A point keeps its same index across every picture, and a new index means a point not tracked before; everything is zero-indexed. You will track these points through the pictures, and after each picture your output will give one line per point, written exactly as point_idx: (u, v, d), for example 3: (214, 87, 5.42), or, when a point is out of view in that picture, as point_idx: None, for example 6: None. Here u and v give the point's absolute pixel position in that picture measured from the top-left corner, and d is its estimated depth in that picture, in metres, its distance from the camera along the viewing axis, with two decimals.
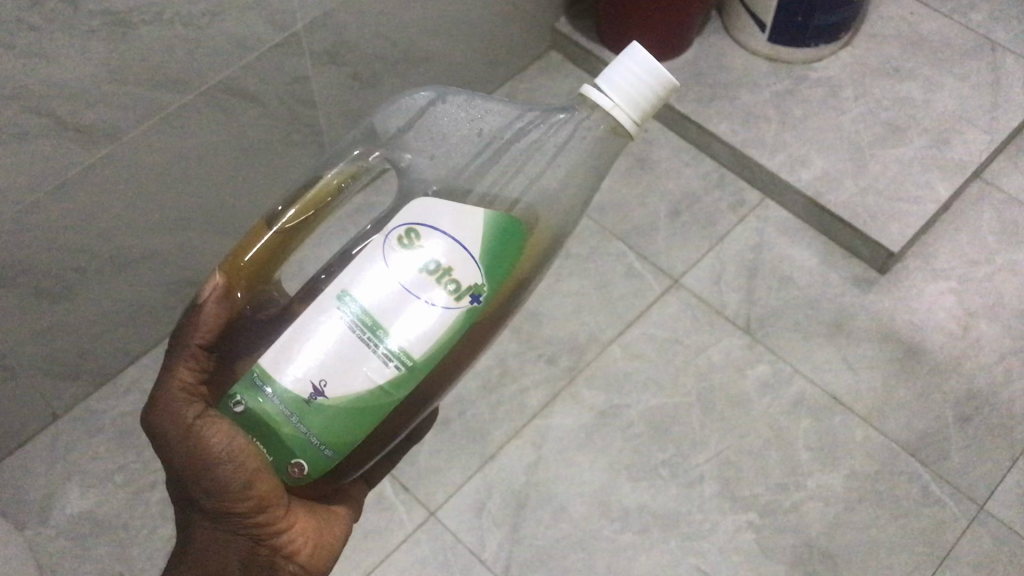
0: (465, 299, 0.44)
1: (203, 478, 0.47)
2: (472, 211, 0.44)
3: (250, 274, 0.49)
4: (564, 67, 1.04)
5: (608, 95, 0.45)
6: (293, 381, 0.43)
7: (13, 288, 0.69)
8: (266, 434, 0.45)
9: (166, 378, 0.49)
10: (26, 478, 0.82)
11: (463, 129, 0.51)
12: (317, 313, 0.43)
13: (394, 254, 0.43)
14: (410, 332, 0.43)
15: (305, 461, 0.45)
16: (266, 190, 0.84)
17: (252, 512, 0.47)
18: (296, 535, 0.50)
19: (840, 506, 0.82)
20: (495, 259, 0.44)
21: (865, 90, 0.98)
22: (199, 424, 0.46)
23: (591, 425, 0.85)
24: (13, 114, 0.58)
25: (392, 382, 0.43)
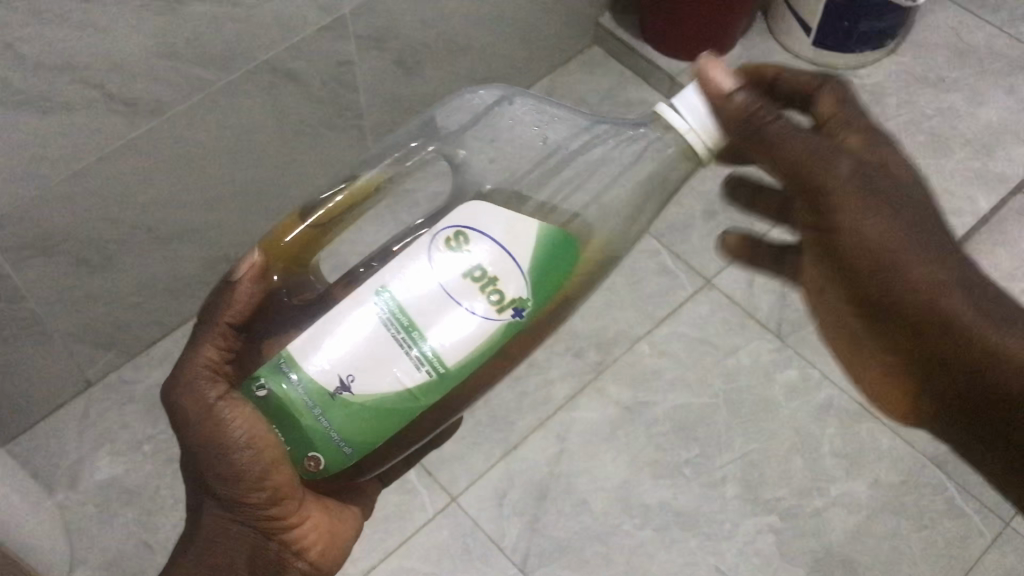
0: (507, 312, 0.44)
1: (221, 463, 0.49)
2: (525, 222, 0.44)
3: (287, 257, 0.50)
4: (606, 62, 1.04)
5: (685, 118, 0.48)
6: (321, 373, 0.43)
7: (54, 255, 0.70)
8: (286, 421, 0.45)
9: (191, 354, 0.50)
10: (57, 443, 0.84)
11: (528, 136, 0.54)
12: (355, 304, 0.43)
13: (440, 255, 0.43)
14: (445, 338, 0.43)
15: (321, 455, 0.45)
16: (305, 171, 0.85)
17: (266, 504, 0.50)
18: (307, 529, 0.53)
19: (862, 515, 0.82)
20: (542, 274, 0.44)
21: (909, 98, 0.98)
22: (221, 405, 0.49)
23: (616, 420, 0.85)
24: (64, 83, 0.59)
25: (420, 387, 0.44)
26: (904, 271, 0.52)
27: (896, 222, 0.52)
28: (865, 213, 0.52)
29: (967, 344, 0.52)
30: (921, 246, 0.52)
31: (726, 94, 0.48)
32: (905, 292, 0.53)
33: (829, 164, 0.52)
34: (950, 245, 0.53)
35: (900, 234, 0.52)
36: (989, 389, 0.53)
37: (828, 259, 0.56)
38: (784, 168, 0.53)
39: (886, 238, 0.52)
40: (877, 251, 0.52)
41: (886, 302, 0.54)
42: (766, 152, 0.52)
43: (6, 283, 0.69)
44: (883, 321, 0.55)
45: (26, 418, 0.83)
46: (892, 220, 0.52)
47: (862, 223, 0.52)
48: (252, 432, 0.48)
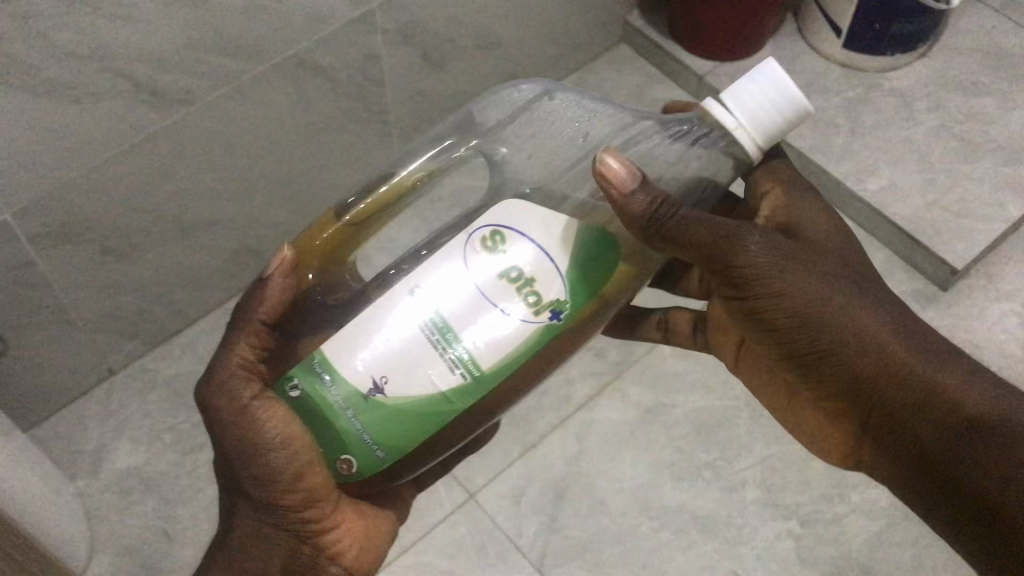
0: (544, 314, 0.45)
1: (256, 463, 0.50)
2: (562, 223, 0.45)
3: (323, 255, 0.52)
4: (634, 61, 1.04)
5: (734, 115, 0.49)
6: (355, 375, 0.45)
7: (81, 243, 0.71)
8: (320, 423, 0.46)
9: (224, 353, 0.51)
10: (79, 430, 0.84)
11: (566, 129, 0.53)
12: (390, 304, 0.45)
13: (476, 256, 0.45)
14: (478, 341, 0.45)
15: (355, 458, 0.46)
16: (331, 164, 0.85)
17: (301, 504, 0.52)
18: (341, 531, 0.54)
19: (883, 522, 0.81)
20: (580, 276, 0.46)
21: (940, 102, 0.96)
22: (256, 405, 0.49)
23: (636, 421, 0.85)
24: (92, 72, 0.59)
25: (454, 390, 0.45)
26: (842, 333, 0.51)
27: (826, 288, 0.52)
28: (793, 279, 0.51)
29: (905, 399, 0.51)
30: (856, 306, 0.52)
31: (626, 192, 0.48)
32: (844, 353, 0.52)
33: (747, 245, 0.51)
34: (878, 299, 0.53)
35: (828, 299, 0.51)
36: (949, 463, 0.50)
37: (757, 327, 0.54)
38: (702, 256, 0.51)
39: (817, 303, 0.51)
40: (807, 319, 0.52)
41: (825, 364, 0.53)
42: (678, 249, 0.50)
43: (33, 270, 0.69)
44: (823, 383, 0.54)
45: (48, 405, 0.84)
46: (816, 285, 0.52)
47: (792, 291, 0.51)
48: (286, 433, 0.49)
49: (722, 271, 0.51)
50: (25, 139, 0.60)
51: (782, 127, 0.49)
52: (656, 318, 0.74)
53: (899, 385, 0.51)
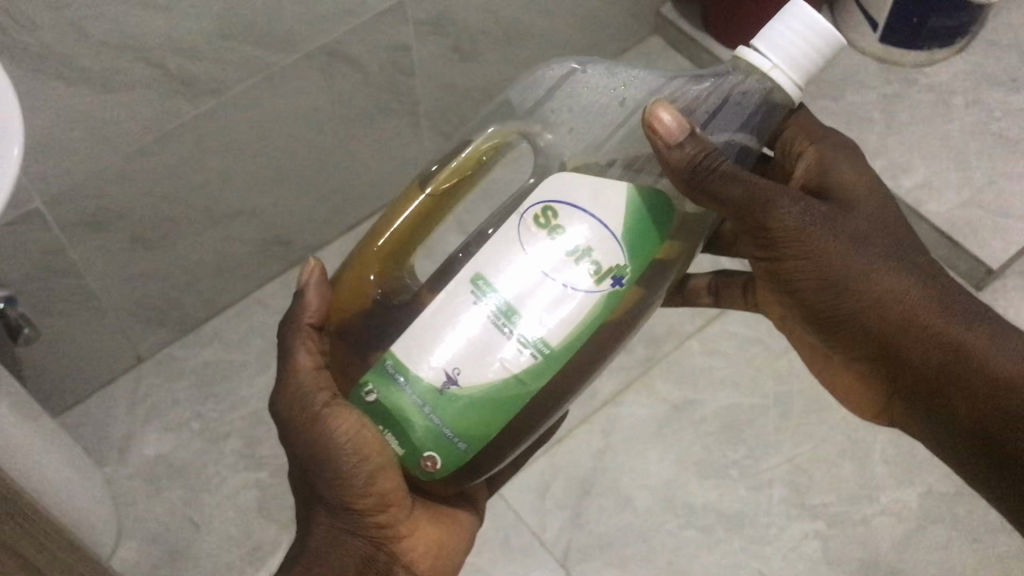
0: (607, 281, 0.43)
1: (329, 469, 0.49)
2: (612, 187, 0.43)
3: (382, 257, 0.49)
4: (666, 53, 1.03)
5: (766, 57, 0.44)
6: (425, 370, 0.43)
7: (112, 231, 0.71)
8: (395, 424, 0.44)
9: (289, 362, 0.50)
10: (108, 417, 0.85)
11: (602, 101, 0.49)
12: (450, 297, 0.43)
13: (530, 235, 0.43)
14: (545, 319, 0.43)
15: (438, 455, 0.44)
16: (360, 154, 0.85)
17: (375, 509, 0.50)
18: (416, 540, 0.52)
19: (912, 524, 0.80)
20: (637, 239, 0.43)
21: (979, 98, 0.95)
22: (327, 412, 0.47)
23: (663, 417, 0.84)
24: (125, 63, 0.59)
25: (527, 372, 0.43)
26: (876, 296, 0.49)
27: (858, 247, 0.49)
28: (826, 240, 0.48)
29: (936, 362, 0.49)
30: (894, 270, 0.49)
31: (672, 144, 0.45)
32: (876, 318, 0.49)
33: (777, 205, 0.47)
34: (912, 259, 0.50)
35: (862, 260, 0.49)
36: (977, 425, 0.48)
37: (782, 285, 0.52)
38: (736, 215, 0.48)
39: (854, 266, 0.49)
40: (841, 282, 0.49)
41: (856, 328, 0.50)
42: (713, 207, 0.47)
43: (65, 258, 0.70)
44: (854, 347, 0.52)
45: (78, 391, 0.84)
46: (846, 245, 0.49)
47: (823, 253, 0.48)
48: (357, 440, 0.47)
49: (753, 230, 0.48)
50: (57, 126, 0.60)
51: (822, 63, 0.44)
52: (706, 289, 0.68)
53: (931, 348, 0.49)
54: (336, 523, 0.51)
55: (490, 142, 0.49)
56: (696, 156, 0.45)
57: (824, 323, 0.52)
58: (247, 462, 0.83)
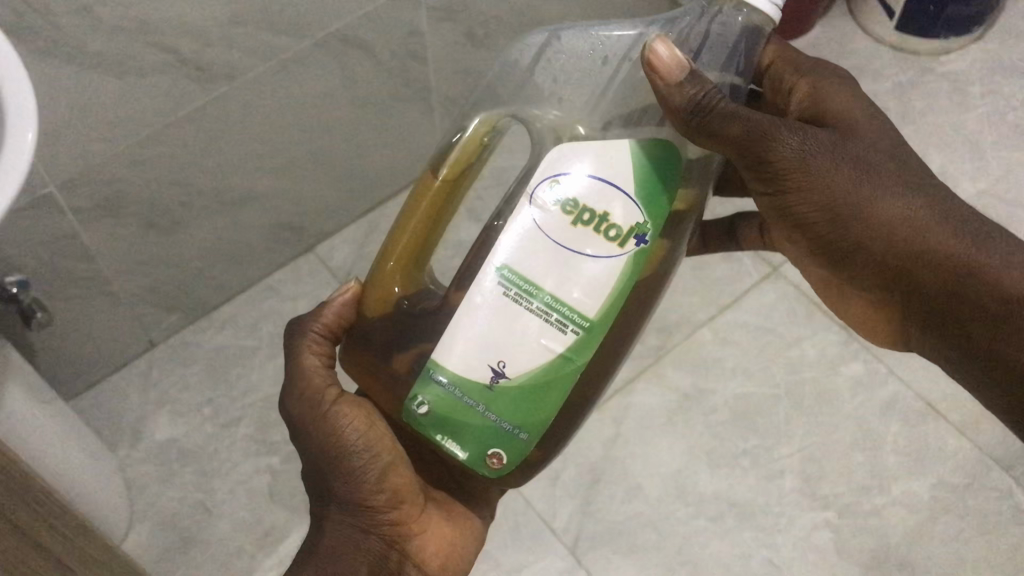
0: (630, 243, 0.44)
1: (338, 469, 0.50)
2: (613, 147, 0.43)
3: (404, 267, 0.49)
4: None
5: None
6: (474, 370, 0.45)
7: (124, 216, 0.71)
8: (452, 426, 0.46)
9: (297, 367, 0.51)
10: (119, 402, 0.85)
11: (588, 62, 0.47)
12: (480, 293, 0.44)
13: (548, 214, 0.43)
14: (580, 295, 0.44)
15: (503, 449, 0.47)
16: (371, 139, 0.85)
17: (386, 507, 0.50)
18: (428, 536, 0.53)
19: (922, 515, 0.80)
20: (652, 195, 0.43)
21: (994, 88, 0.94)
22: (335, 410, 0.49)
23: (674, 406, 0.84)
24: (138, 48, 0.59)
25: (572, 348, 0.45)
26: (881, 226, 0.47)
27: (861, 174, 0.47)
28: (830, 170, 0.46)
29: (947, 287, 0.47)
30: (898, 195, 0.47)
31: (671, 82, 0.43)
32: (882, 246, 0.47)
33: (776, 136, 0.45)
34: (917, 182, 0.48)
35: (866, 188, 0.47)
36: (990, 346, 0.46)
37: (793, 227, 0.50)
38: (736, 151, 0.45)
39: (859, 194, 0.47)
40: (847, 212, 0.47)
41: (864, 258, 0.49)
42: (709, 146, 0.45)
43: (78, 243, 0.70)
44: (861, 276, 0.50)
45: (89, 376, 0.84)
46: (847, 173, 0.47)
47: (826, 185, 0.46)
48: (367, 434, 0.49)
49: (752, 165, 0.46)
50: (71, 111, 0.60)
51: None
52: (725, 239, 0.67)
53: (940, 275, 0.47)
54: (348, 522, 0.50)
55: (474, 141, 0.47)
56: (694, 95, 0.43)
57: (834, 258, 0.50)
58: (258, 447, 0.84)
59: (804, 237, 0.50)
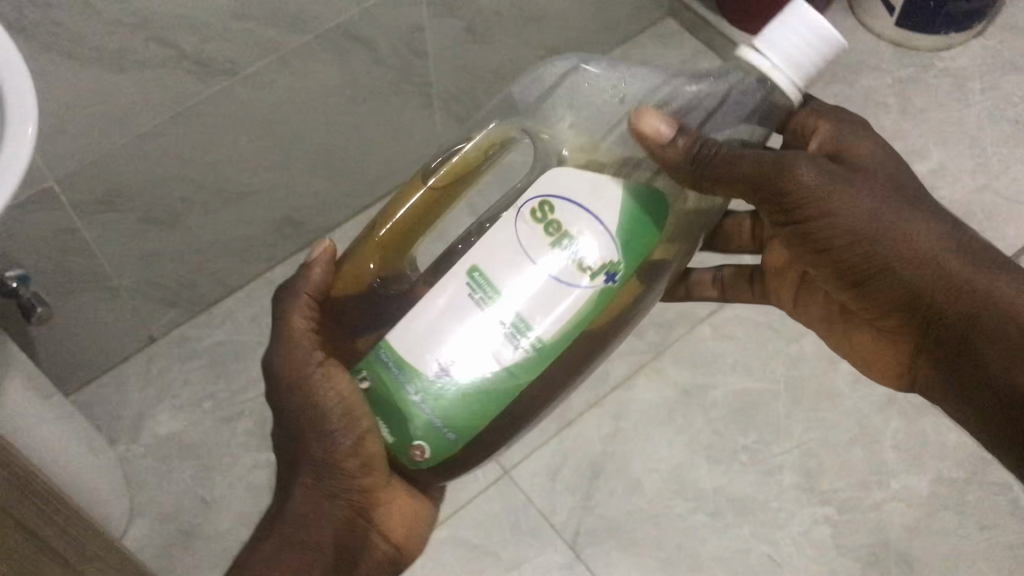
0: (600, 277, 0.43)
1: (316, 427, 0.49)
2: (609, 185, 0.43)
3: (383, 248, 0.49)
4: (680, 37, 1.02)
5: (766, 56, 0.44)
6: (420, 361, 0.44)
7: (125, 210, 0.71)
8: (388, 411, 0.45)
9: (284, 325, 0.50)
10: (119, 396, 0.85)
11: (604, 97, 0.48)
12: (446, 288, 0.43)
13: (527, 228, 0.43)
14: (538, 313, 0.43)
15: (427, 445, 0.45)
16: (371, 135, 0.85)
17: (358, 471, 0.50)
18: (392, 502, 0.53)
19: (921, 511, 0.80)
20: (632, 238, 0.43)
21: (994, 84, 0.94)
22: (320, 372, 0.48)
23: (673, 401, 0.85)
24: (139, 43, 0.59)
25: (518, 366, 0.43)
26: (901, 251, 0.47)
27: (881, 203, 0.47)
28: (845, 198, 0.47)
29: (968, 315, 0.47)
30: (917, 221, 0.47)
31: (664, 142, 0.45)
32: (905, 272, 0.47)
33: (792, 167, 0.46)
34: (937, 211, 0.48)
35: (885, 215, 0.47)
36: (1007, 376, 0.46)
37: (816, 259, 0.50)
38: (749, 186, 0.47)
39: (876, 221, 0.47)
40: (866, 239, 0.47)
41: (886, 285, 0.49)
42: (723, 187, 0.46)
43: (79, 238, 0.70)
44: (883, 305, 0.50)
45: (90, 371, 0.85)
46: (869, 202, 0.47)
47: (844, 211, 0.47)
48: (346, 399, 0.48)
49: (771, 200, 0.47)
50: (72, 106, 0.60)
51: (819, 64, 0.44)
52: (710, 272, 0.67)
53: (958, 300, 0.47)
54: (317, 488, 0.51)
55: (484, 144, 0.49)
56: (690, 144, 0.45)
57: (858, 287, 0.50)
58: (258, 442, 0.84)
59: (827, 267, 0.50)
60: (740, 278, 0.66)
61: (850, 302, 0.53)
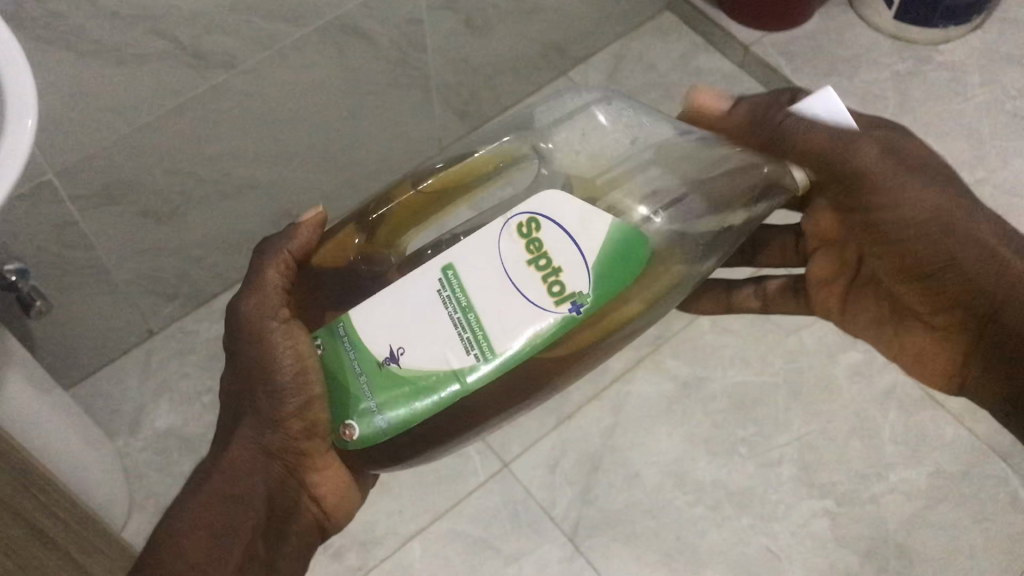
0: (566, 305, 0.45)
1: (265, 384, 0.48)
2: (598, 216, 0.45)
3: (373, 230, 0.51)
4: (679, 29, 1.02)
5: (785, 128, 0.48)
6: (374, 343, 0.45)
7: (124, 204, 0.71)
8: (332, 386, 0.47)
9: (256, 277, 0.49)
10: (118, 390, 0.85)
11: (613, 137, 0.51)
12: (419, 279, 0.45)
13: (510, 238, 0.45)
14: (497, 323, 0.45)
15: (357, 427, 0.46)
16: (369, 128, 0.85)
17: (300, 436, 0.48)
18: (328, 477, 0.51)
19: (920, 503, 0.80)
20: (608, 274, 0.45)
21: (992, 77, 0.95)
22: (280, 332, 0.48)
23: (671, 395, 0.85)
24: (138, 35, 0.59)
25: (464, 370, 0.45)
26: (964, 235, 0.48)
27: (948, 193, 0.49)
28: (909, 183, 0.48)
29: None
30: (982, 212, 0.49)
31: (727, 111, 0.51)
32: (966, 259, 0.49)
33: (859, 143, 0.47)
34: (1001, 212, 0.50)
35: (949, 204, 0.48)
36: None
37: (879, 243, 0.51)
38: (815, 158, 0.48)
39: (939, 207, 0.48)
40: (927, 222, 0.48)
41: (950, 275, 0.49)
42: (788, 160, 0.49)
43: (77, 231, 0.70)
44: (944, 297, 0.51)
45: (88, 365, 0.85)
46: (936, 191, 0.49)
47: (908, 193, 0.48)
48: (300, 362, 0.47)
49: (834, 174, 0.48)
50: (71, 98, 0.60)
51: None
52: (751, 290, 0.64)
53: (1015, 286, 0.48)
54: (256, 449, 0.49)
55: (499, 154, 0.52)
56: (750, 110, 0.50)
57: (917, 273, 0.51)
58: None
59: (891, 252, 0.51)
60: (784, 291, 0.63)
61: (911, 297, 0.53)
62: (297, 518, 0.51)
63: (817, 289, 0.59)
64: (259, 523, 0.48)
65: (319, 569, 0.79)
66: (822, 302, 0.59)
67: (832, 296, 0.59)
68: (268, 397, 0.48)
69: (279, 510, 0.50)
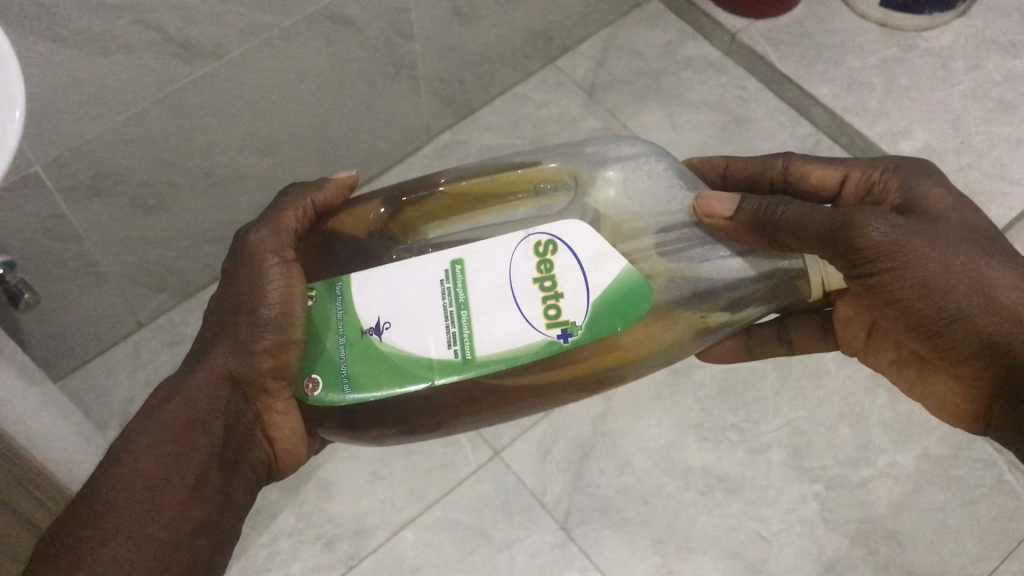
0: (556, 330, 0.46)
1: (247, 315, 0.48)
2: (612, 255, 0.46)
3: (403, 219, 0.51)
4: (665, 17, 1.02)
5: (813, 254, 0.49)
6: (364, 309, 0.47)
7: (111, 195, 0.71)
8: (314, 351, 0.47)
9: (275, 212, 0.51)
10: (108, 382, 0.85)
11: (659, 187, 0.50)
12: (429, 265, 0.47)
13: (524, 253, 0.46)
14: (486, 325, 0.46)
15: (321, 384, 0.47)
16: (356, 117, 0.85)
17: (268, 374, 0.48)
18: (285, 420, 0.50)
19: (908, 488, 0.81)
20: (605, 312, 0.46)
21: (977, 62, 0.95)
22: (275, 266, 0.48)
23: (661, 381, 0.85)
24: (125, 26, 0.59)
25: (440, 361, 0.46)
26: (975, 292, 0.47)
27: (953, 254, 0.47)
28: (915, 249, 0.47)
29: None
30: (991, 264, 0.48)
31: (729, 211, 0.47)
32: (980, 319, 0.47)
33: (866, 225, 0.46)
34: (1015, 257, 0.48)
35: (955, 263, 0.47)
36: None
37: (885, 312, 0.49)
38: (818, 246, 0.46)
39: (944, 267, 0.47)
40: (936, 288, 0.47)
41: (961, 334, 0.48)
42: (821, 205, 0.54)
43: (65, 224, 0.69)
44: (953, 357, 0.49)
45: (78, 357, 0.84)
46: (943, 251, 0.47)
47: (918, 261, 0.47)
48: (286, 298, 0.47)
49: (845, 258, 0.46)
50: (58, 89, 0.59)
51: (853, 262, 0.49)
52: (774, 335, 0.61)
53: None
54: (222, 374, 0.48)
55: (547, 178, 0.51)
56: (788, 165, 0.56)
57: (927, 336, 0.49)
58: None
59: (900, 321, 0.49)
60: (811, 327, 0.60)
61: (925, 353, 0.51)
62: (250, 453, 0.50)
63: (841, 330, 0.58)
64: (216, 447, 0.48)
65: (312, 558, 0.79)
66: (847, 340, 0.58)
67: (856, 332, 0.58)
68: (248, 324, 0.48)
69: (236, 440, 0.49)
